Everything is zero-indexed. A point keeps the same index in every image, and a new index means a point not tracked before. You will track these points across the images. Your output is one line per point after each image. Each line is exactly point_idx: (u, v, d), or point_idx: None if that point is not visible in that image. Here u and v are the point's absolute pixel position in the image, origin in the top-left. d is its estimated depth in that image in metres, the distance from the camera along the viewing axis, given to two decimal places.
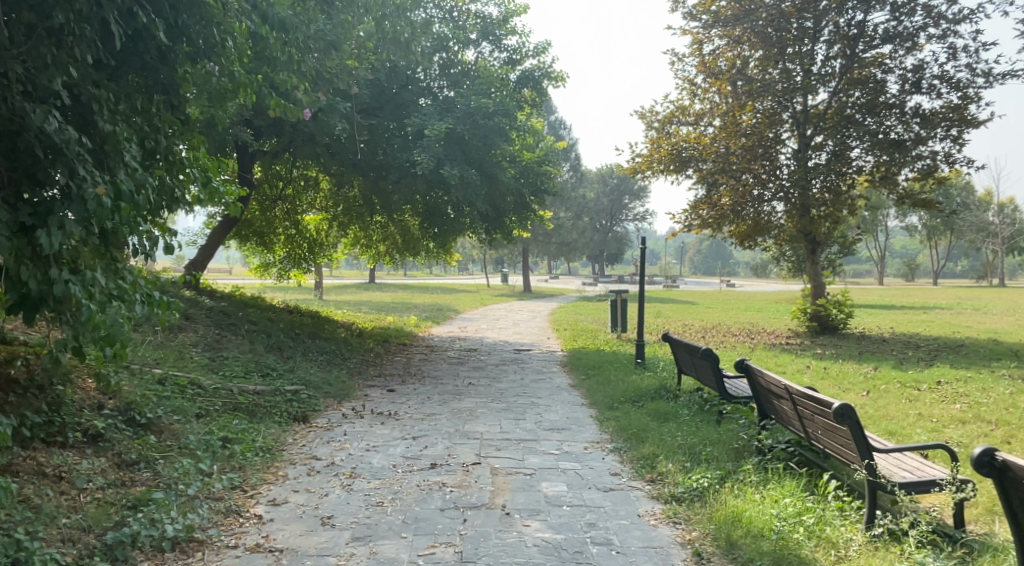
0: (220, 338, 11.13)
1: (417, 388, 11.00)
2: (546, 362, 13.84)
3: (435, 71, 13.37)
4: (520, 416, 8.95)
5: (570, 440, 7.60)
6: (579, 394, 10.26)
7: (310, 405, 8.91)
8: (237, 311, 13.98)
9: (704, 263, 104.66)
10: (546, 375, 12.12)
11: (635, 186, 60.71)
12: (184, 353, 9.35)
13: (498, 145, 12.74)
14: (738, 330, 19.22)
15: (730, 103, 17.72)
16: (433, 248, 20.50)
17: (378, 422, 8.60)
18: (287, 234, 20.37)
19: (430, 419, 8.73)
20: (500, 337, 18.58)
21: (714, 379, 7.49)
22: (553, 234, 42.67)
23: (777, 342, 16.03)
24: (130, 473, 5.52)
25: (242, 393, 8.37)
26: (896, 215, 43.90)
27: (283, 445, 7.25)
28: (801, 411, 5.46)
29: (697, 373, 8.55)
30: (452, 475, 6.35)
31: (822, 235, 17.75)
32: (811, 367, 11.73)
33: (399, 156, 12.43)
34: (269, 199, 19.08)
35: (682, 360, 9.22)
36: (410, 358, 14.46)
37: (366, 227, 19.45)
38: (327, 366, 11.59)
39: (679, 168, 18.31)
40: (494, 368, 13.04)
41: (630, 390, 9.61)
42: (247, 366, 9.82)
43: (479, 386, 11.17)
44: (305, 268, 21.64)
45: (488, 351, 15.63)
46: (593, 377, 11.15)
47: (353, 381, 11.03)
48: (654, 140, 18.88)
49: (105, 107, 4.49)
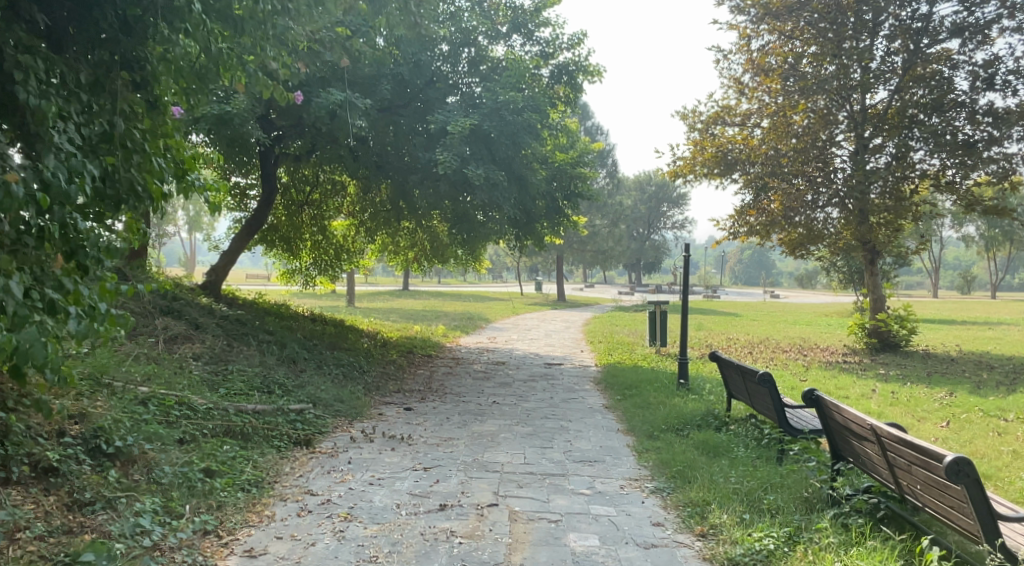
0: (229, 349, 10.33)
1: (437, 406, 10.11)
2: (579, 378, 12.85)
3: (463, 67, 12.47)
4: (548, 443, 7.99)
5: (603, 477, 6.62)
6: (615, 417, 9.27)
7: (315, 428, 8.02)
8: (254, 319, 13.24)
9: (745, 272, 102.47)
10: (579, 393, 11.15)
11: (674, 194, 59.40)
12: (184, 367, 8.54)
13: (528, 144, 11.83)
14: (788, 346, 17.97)
15: (780, 103, 16.58)
16: (463, 255, 19.64)
17: (388, 448, 7.70)
18: (314, 240, 19.65)
19: (447, 445, 7.80)
20: (531, 349, 17.65)
21: (776, 409, 6.50)
22: (588, 241, 41.59)
23: (833, 360, 14.83)
24: (80, 518, 4.69)
25: (240, 413, 7.50)
26: (951, 225, 41.95)
27: (275, 477, 6.38)
28: (896, 460, 4.42)
29: (752, 400, 7.54)
30: (464, 521, 5.41)
31: (881, 244, 16.46)
32: (877, 392, 10.56)
33: (422, 156, 11.60)
34: (295, 203, 18.37)
35: (732, 383, 8.21)
36: (434, 371, 13.59)
37: (394, 233, 18.66)
38: (343, 381, 10.74)
39: (725, 172, 17.17)
40: (522, 385, 12.10)
41: (673, 416, 8.59)
42: (252, 381, 8.99)
43: (505, 405, 10.23)
44: (332, 275, 20.90)
45: (518, 364, 14.68)
46: (631, 398, 10.12)
47: (369, 398, 10.17)
48: (697, 142, 17.84)
49: (32, 79, 3.76)
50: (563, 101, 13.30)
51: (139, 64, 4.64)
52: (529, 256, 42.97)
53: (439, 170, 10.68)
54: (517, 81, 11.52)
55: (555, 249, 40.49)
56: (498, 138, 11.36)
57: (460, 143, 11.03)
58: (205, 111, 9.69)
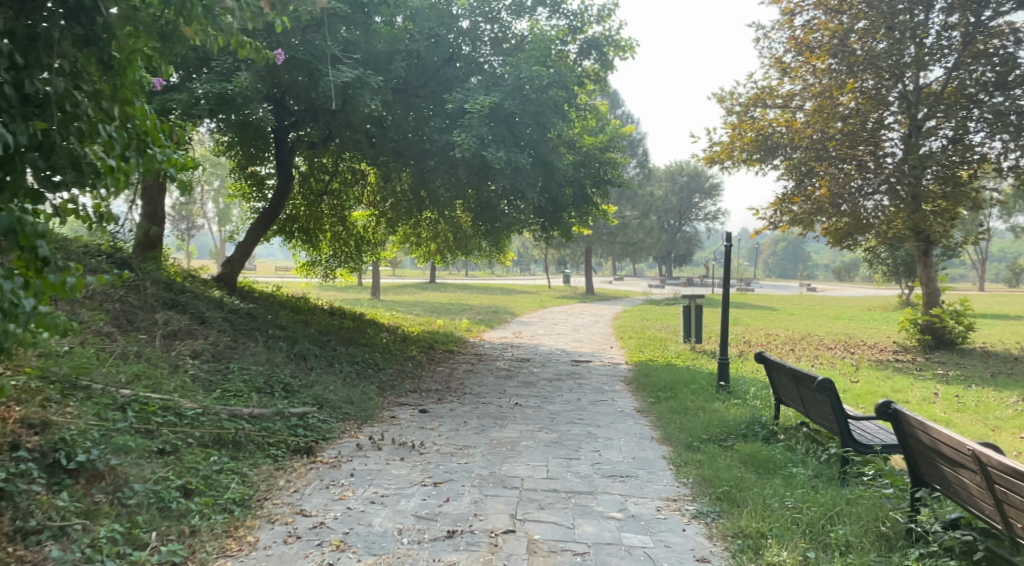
0: (234, 345, 9.61)
1: (454, 408, 9.36)
2: (609, 378, 12.01)
3: (486, 45, 11.69)
4: (574, 454, 7.21)
5: (637, 496, 5.84)
6: (647, 424, 8.48)
7: (317, 434, 7.25)
8: (265, 313, 12.53)
9: (778, 265, 100.46)
10: (609, 395, 10.36)
11: (706, 184, 58.07)
12: (180, 366, 7.85)
13: (554, 127, 11.01)
14: (832, 342, 17.00)
15: (825, 83, 15.78)
16: (487, 247, 18.85)
17: (397, 458, 6.95)
18: (334, 231, 18.95)
19: (462, 455, 7.03)
20: (558, 344, 16.86)
21: (838, 422, 5.86)
22: (619, 233, 40.47)
23: (883, 359, 14.32)
24: (19, 552, 4.06)
25: (234, 418, 6.75)
26: (999, 215, 40.44)
27: (266, 494, 5.67)
28: (1013, 499, 3.67)
29: (807, 408, 6.90)
30: (474, 553, 4.66)
31: (934, 233, 15.41)
32: (940, 396, 9.93)
33: (438, 138, 10.82)
34: (314, 193, 17.66)
35: (782, 389, 7.57)
36: (454, 369, 12.86)
37: (415, 223, 17.92)
38: (355, 380, 10.01)
39: (766, 156, 16.81)
40: (547, 385, 11.31)
41: (713, 426, 7.75)
42: (254, 382, 8.27)
43: (527, 408, 9.45)
44: (352, 267, 20.20)
45: (544, 362, 13.88)
46: (666, 402, 9.30)
47: (381, 399, 9.47)
48: (735, 125, 17.33)
49: None
50: (591, 80, 12.40)
51: (87, 14, 3.98)
52: (558, 248, 42.13)
53: (457, 152, 9.85)
54: (542, 54, 10.66)
55: (585, 241, 39.62)
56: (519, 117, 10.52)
57: (480, 123, 10.22)
58: (207, 90, 8.99)
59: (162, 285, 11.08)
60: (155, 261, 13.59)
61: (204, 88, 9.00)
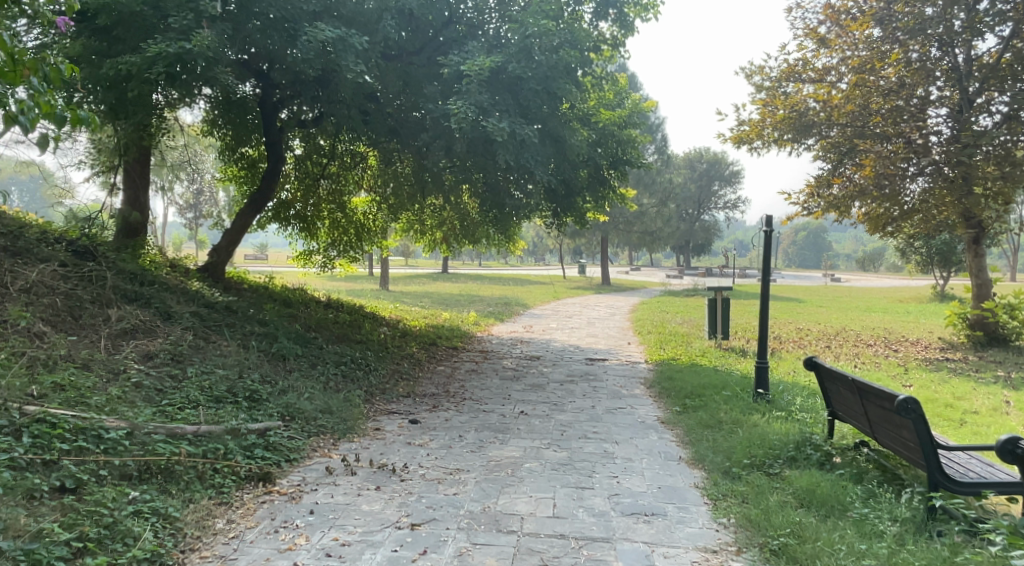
0: (201, 344, 8.36)
1: (450, 417, 8.17)
2: (627, 380, 10.72)
3: (491, 4, 10.41)
4: (587, 480, 6.00)
5: (665, 547, 4.66)
6: (675, 440, 7.28)
7: (280, 457, 6.01)
8: (247, 306, 11.21)
9: (798, 254, 98.44)
10: (630, 400, 9.17)
11: (726, 172, 56.74)
12: (121, 373, 6.58)
13: (565, 97, 9.82)
14: (870, 340, 16.23)
15: (867, 53, 14.73)
16: (496, 235, 17.62)
17: (372, 486, 5.71)
18: (332, 218, 17.66)
19: (452, 483, 5.83)
20: (570, 339, 15.67)
21: (925, 455, 4.74)
22: (636, 221, 39.01)
23: (934, 359, 13.60)
24: None
25: (174, 439, 5.52)
26: None
27: (193, 546, 4.49)
28: None
29: (879, 431, 5.71)
30: None
31: (986, 219, 14.67)
32: (1012, 405, 8.79)
33: (435, 108, 9.63)
34: (311, 177, 16.39)
35: (840, 401, 6.43)
36: (456, 368, 11.67)
37: (420, 209, 16.69)
38: (338, 385, 8.78)
39: (799, 136, 15.83)
40: (560, 387, 10.12)
41: (755, 446, 6.47)
42: (213, 389, 7.03)
43: (535, 417, 8.26)
44: (352, 256, 18.96)
45: (555, 361, 12.59)
46: (695, 413, 8.03)
47: (367, 407, 8.29)
48: (767, 101, 16.46)
49: None
50: (608, 46, 11.01)
51: None
52: (572, 235, 40.72)
53: (452, 122, 8.72)
54: (551, 9, 9.31)
55: (600, 229, 38.29)
56: (526, 84, 9.33)
57: (479, 90, 9.09)
58: (163, 48, 7.75)
59: (127, 276, 9.75)
60: (135, 249, 12.36)
61: (159, 47, 7.77)
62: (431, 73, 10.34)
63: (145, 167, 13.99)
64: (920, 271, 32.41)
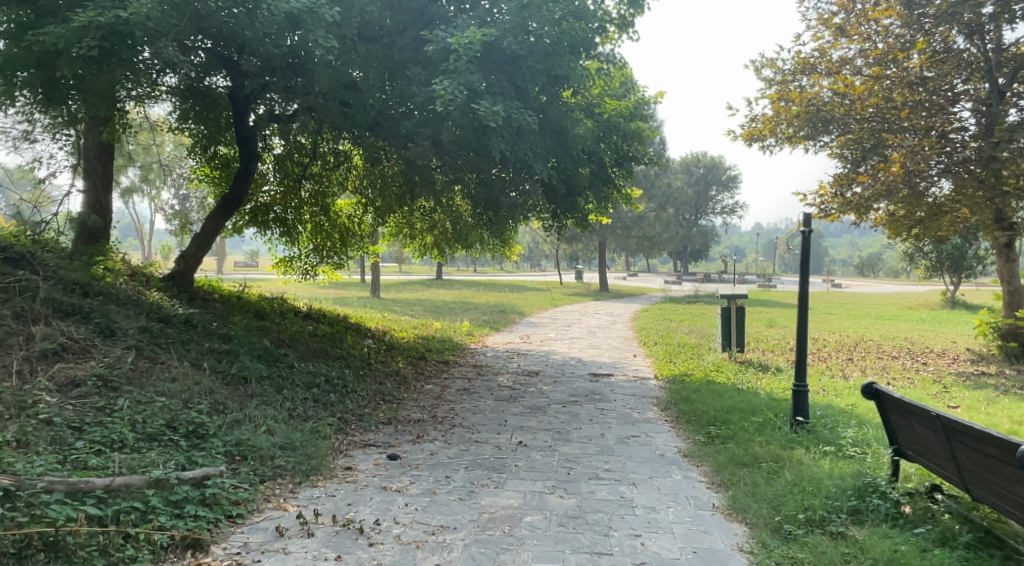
0: (145, 365, 7.13)
1: (437, 451, 6.96)
2: (638, 401, 9.51)
3: None
4: (602, 542, 4.83)
5: None
6: (705, 482, 6.08)
7: (217, 513, 4.81)
8: (211, 319, 9.98)
9: (794, 260, 97.46)
10: (645, 427, 7.98)
11: (724, 176, 55.79)
12: (29, 408, 5.40)
13: (567, 79, 8.69)
14: (893, 351, 15.10)
15: (891, 42, 13.62)
16: (491, 239, 16.42)
17: (331, 555, 4.52)
18: (315, 221, 16.46)
19: (434, 549, 4.64)
20: (571, 351, 14.50)
21: None
22: (635, 226, 37.85)
23: (969, 373, 12.53)
24: None
25: (75, 498, 4.34)
26: None
27: None
28: None
29: (974, 484, 4.59)
30: None
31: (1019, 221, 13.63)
32: None
33: (420, 92, 8.47)
34: (290, 177, 15.09)
35: (912, 438, 5.24)
36: (447, 386, 10.48)
37: (409, 211, 15.47)
38: (307, 413, 7.55)
39: (815, 133, 14.69)
40: (563, 409, 8.94)
41: (807, 495, 5.28)
42: (145, 424, 5.79)
43: (536, 450, 7.08)
44: (337, 262, 17.69)
45: (555, 378, 11.36)
46: (725, 446, 6.83)
47: (340, 440, 7.07)
48: (780, 94, 15.32)
49: None
50: (614, 26, 9.87)
51: None
52: (568, 240, 39.56)
53: (438, 106, 7.64)
54: None
55: (598, 233, 37.18)
56: (524, 62, 8.21)
57: (469, 69, 7.97)
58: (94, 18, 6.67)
59: (68, 285, 8.53)
60: (89, 254, 11.09)
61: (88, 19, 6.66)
62: (415, 56, 9.15)
63: (107, 166, 12.72)
64: (929, 277, 31.33)
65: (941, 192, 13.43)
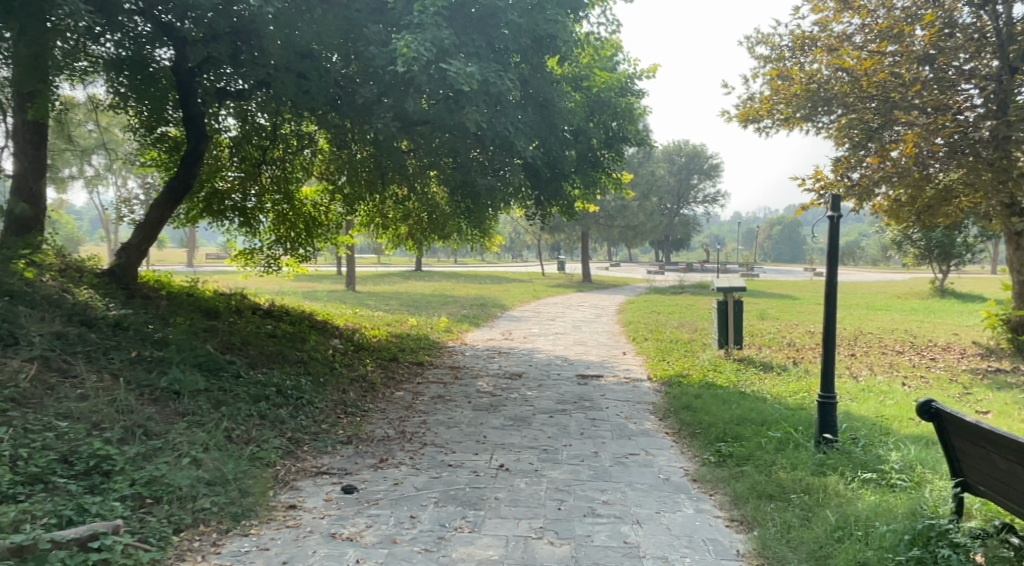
0: (52, 379, 6.01)
1: (404, 478, 5.85)
2: (634, 409, 8.44)
3: None
4: None
5: None
6: (724, 517, 5.04)
7: None
8: (149, 319, 8.82)
9: (774, 248, 96.83)
10: (644, 443, 6.93)
11: (706, 165, 54.98)
12: None
13: (553, 41, 7.60)
14: (898, 346, 14.14)
15: (895, 14, 12.67)
16: (469, 228, 15.30)
17: None
18: (278, 210, 15.22)
19: None
20: (555, 349, 13.45)
21: None
22: (617, 215, 36.80)
23: (983, 370, 11.61)
24: None
25: None
26: None
27: None
28: None
29: None
30: None
31: None
32: None
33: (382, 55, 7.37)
34: (250, 162, 13.84)
35: (990, 473, 4.21)
36: (418, 393, 9.35)
37: (379, 198, 14.30)
38: (250, 433, 6.41)
39: (813, 113, 13.72)
40: (551, 420, 7.87)
41: (854, 547, 4.31)
42: (32, 459, 4.71)
43: (521, 474, 6.01)
44: (302, 255, 16.44)
45: (540, 381, 10.27)
46: (742, 471, 5.78)
47: (287, 466, 5.94)
48: (776, 73, 14.35)
49: None
50: None
51: None
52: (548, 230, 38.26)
53: (400, 65, 6.56)
54: None
55: (580, 223, 36.09)
56: (503, 18, 7.16)
57: (437, 23, 6.88)
58: None
59: None
60: (13, 246, 9.82)
61: None
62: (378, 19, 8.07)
63: (38, 149, 11.38)
64: (918, 266, 30.47)
65: (944, 173, 12.24)
